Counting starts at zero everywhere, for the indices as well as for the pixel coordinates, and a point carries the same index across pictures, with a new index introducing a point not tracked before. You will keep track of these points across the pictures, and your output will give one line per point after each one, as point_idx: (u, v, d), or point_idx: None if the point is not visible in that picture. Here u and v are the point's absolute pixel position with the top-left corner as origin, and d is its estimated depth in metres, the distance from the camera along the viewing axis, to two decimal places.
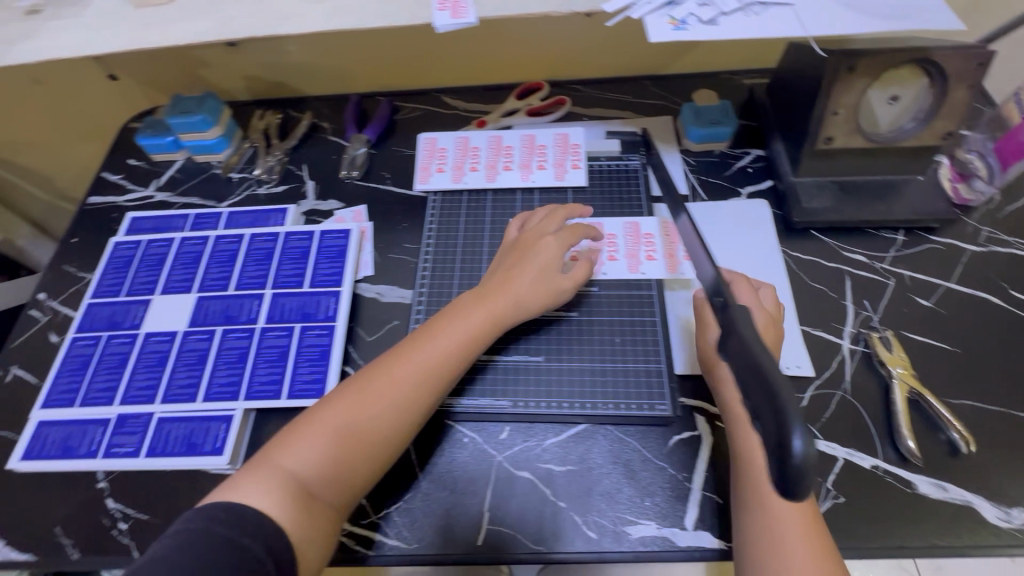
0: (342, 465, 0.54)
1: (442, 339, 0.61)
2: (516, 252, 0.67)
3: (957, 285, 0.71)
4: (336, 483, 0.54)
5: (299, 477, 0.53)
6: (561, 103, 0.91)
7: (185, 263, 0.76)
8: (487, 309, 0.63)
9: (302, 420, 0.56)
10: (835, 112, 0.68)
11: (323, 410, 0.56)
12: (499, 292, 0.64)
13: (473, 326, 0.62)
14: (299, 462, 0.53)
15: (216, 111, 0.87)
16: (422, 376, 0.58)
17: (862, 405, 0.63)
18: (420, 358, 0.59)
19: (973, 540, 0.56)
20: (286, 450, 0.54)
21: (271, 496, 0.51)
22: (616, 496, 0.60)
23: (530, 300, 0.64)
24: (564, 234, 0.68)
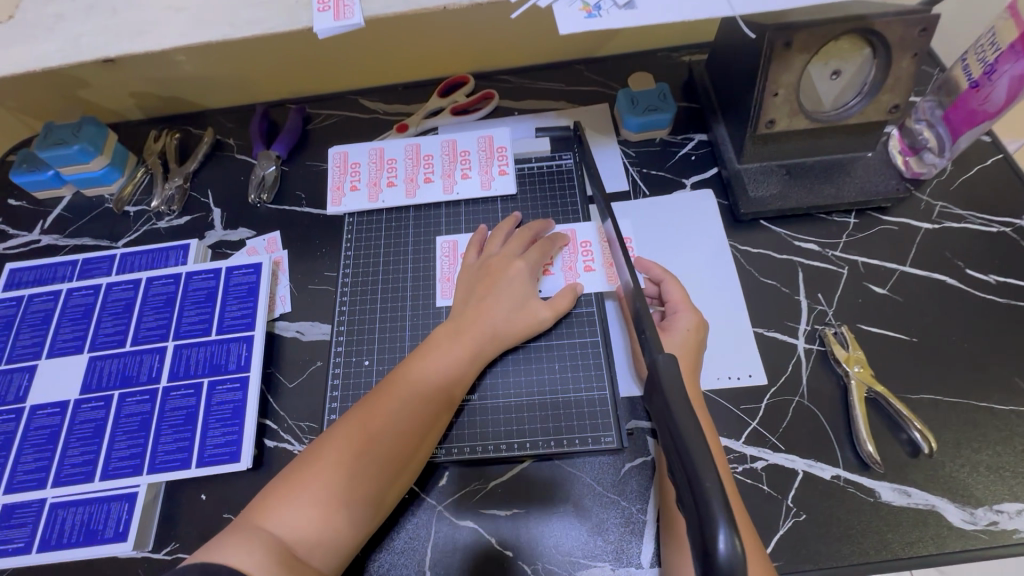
0: (337, 521, 0.49)
1: (425, 381, 0.56)
2: (487, 278, 0.63)
3: (913, 268, 0.67)
4: (330, 541, 0.48)
5: (283, 540, 0.47)
6: (488, 97, 0.83)
7: (74, 319, 0.68)
8: (466, 341, 0.59)
9: (285, 473, 0.50)
10: (775, 94, 0.62)
11: (310, 459, 0.51)
12: (473, 328, 0.60)
13: (455, 360, 0.58)
14: (284, 522, 0.48)
15: (97, 138, 0.77)
16: (407, 417, 0.54)
17: (820, 410, 0.60)
18: (403, 398, 0.55)
19: (938, 547, 0.53)
20: (274, 508, 0.48)
21: (257, 556, 0.45)
22: (564, 538, 0.56)
23: (509, 328, 0.61)
24: (532, 255, 0.65)
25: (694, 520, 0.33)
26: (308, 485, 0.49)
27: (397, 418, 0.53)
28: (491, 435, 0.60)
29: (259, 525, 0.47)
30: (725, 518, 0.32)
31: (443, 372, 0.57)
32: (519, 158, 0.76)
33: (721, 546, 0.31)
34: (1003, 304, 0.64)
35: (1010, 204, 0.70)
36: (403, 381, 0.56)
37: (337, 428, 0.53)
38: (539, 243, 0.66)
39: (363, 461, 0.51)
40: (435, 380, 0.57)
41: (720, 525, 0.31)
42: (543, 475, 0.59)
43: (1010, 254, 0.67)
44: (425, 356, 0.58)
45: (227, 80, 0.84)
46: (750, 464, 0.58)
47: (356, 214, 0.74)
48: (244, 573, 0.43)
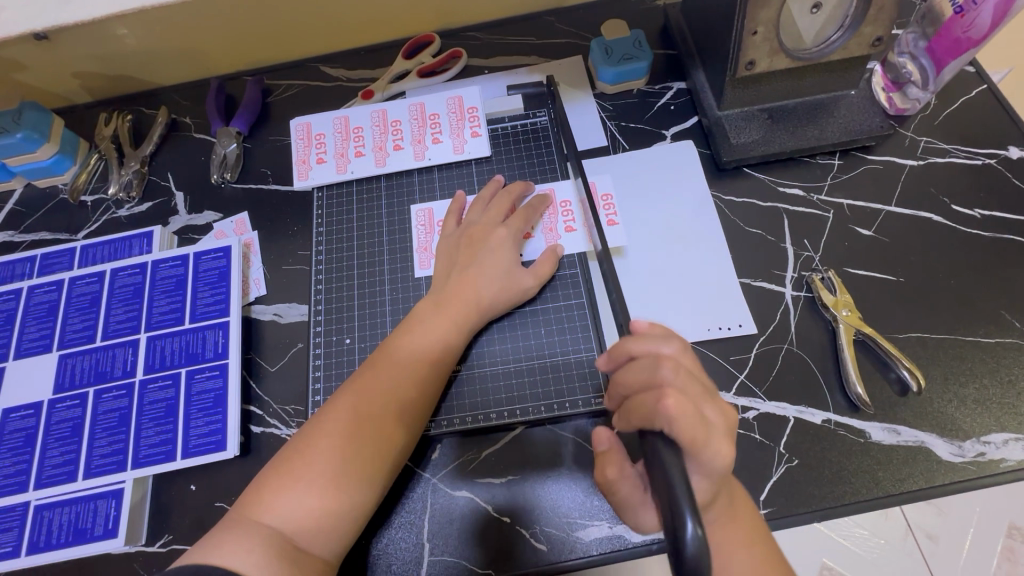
0: (338, 509, 0.48)
1: (411, 358, 0.55)
2: (468, 248, 0.61)
3: (899, 207, 0.66)
4: (332, 530, 0.48)
5: (281, 534, 0.46)
6: (457, 55, 0.79)
7: (39, 317, 0.65)
8: (451, 315, 0.57)
9: (278, 465, 0.49)
10: (754, 32, 0.58)
11: (302, 451, 0.49)
12: (457, 299, 0.58)
13: (441, 334, 0.57)
14: (282, 514, 0.47)
15: (41, 123, 0.72)
16: (398, 397, 0.53)
17: (810, 357, 0.59)
18: (391, 379, 0.53)
19: (928, 482, 0.54)
20: (270, 501, 0.47)
21: (254, 553, 0.44)
22: (562, 502, 0.56)
23: (495, 299, 0.59)
24: (513, 221, 0.63)
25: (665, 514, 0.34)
26: (304, 476, 0.48)
27: (388, 399, 0.52)
28: (484, 406, 0.59)
29: (255, 519, 0.46)
30: (690, 505, 0.32)
31: (429, 348, 0.56)
32: (491, 118, 0.73)
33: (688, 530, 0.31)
34: (989, 237, 0.63)
35: (995, 134, 0.69)
36: (389, 360, 0.55)
37: (326, 417, 0.51)
38: (519, 210, 0.64)
39: (357, 444, 0.50)
40: (422, 358, 0.55)
41: (688, 514, 0.32)
42: (535, 439, 0.58)
43: (996, 186, 0.66)
44: (409, 333, 0.57)
45: (175, 52, 0.78)
46: (742, 415, 0.58)
47: (324, 188, 0.71)
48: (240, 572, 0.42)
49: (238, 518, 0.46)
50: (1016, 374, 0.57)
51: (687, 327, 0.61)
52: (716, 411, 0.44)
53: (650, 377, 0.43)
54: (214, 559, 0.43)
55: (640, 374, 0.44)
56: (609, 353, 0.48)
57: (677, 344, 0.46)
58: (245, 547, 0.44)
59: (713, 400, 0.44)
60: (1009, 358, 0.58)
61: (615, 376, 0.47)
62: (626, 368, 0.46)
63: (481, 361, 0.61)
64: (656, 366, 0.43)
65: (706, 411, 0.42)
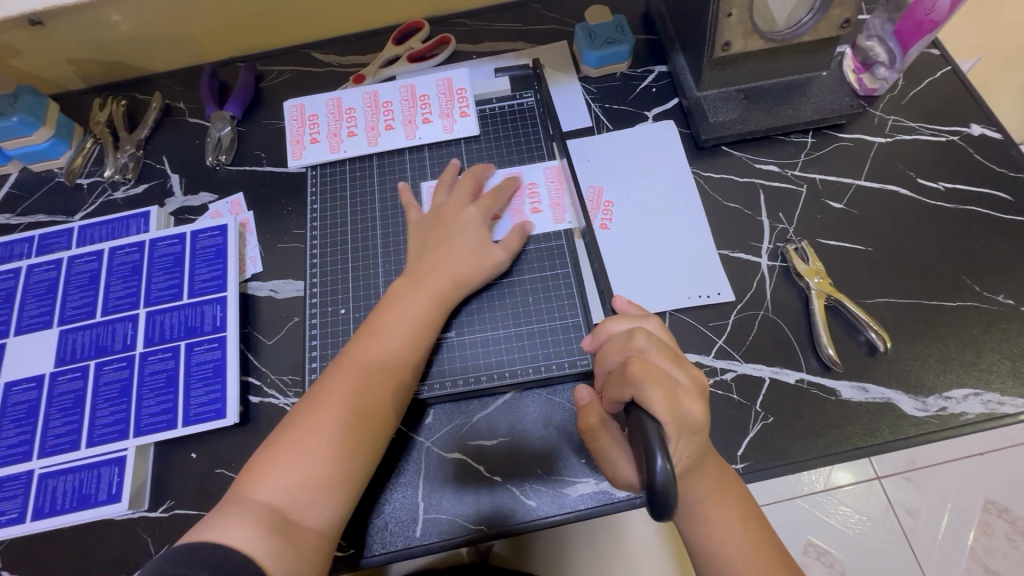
0: (332, 483, 0.50)
1: (390, 333, 0.57)
2: (440, 227, 0.64)
3: (867, 181, 0.69)
4: (326, 502, 0.50)
5: (277, 508, 0.48)
6: (446, 41, 0.81)
7: (38, 295, 0.66)
8: (429, 290, 0.60)
9: (269, 444, 0.51)
10: (729, 14, 0.61)
11: (294, 429, 0.52)
12: (431, 278, 0.60)
13: (419, 309, 0.59)
14: (276, 489, 0.49)
15: (36, 107, 0.73)
16: (379, 370, 0.55)
17: (784, 321, 0.63)
18: (373, 354, 0.56)
19: (893, 435, 0.57)
20: (264, 478, 0.49)
21: (248, 529, 0.46)
22: (549, 461, 0.58)
23: (469, 275, 0.61)
24: (482, 203, 0.65)
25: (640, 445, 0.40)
26: (296, 453, 0.50)
27: (371, 372, 0.55)
28: (470, 371, 0.61)
29: (250, 497, 0.48)
30: (660, 444, 0.38)
31: (407, 322, 0.58)
32: (479, 100, 0.75)
33: (660, 464, 0.37)
34: (951, 208, 0.67)
35: (958, 113, 0.73)
36: (369, 339, 0.57)
37: (315, 394, 0.54)
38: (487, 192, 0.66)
39: (348, 416, 0.52)
40: (402, 334, 0.57)
41: (658, 452, 0.38)
42: (523, 402, 0.61)
43: (959, 161, 0.70)
44: (387, 311, 0.59)
45: (167, 37, 0.79)
46: (721, 377, 0.61)
47: (317, 167, 0.73)
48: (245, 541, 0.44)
49: (232, 498, 0.48)
50: (976, 335, 0.61)
51: (669, 296, 0.64)
52: (685, 376, 0.47)
53: (626, 349, 0.48)
54: (211, 538, 0.45)
55: (617, 347, 0.49)
56: (593, 332, 0.54)
57: (656, 322, 0.52)
58: (239, 523, 0.46)
59: (682, 364, 0.48)
60: (970, 320, 0.61)
61: (597, 353, 0.52)
62: (607, 344, 0.51)
63: (466, 332, 0.63)
64: (630, 336, 0.49)
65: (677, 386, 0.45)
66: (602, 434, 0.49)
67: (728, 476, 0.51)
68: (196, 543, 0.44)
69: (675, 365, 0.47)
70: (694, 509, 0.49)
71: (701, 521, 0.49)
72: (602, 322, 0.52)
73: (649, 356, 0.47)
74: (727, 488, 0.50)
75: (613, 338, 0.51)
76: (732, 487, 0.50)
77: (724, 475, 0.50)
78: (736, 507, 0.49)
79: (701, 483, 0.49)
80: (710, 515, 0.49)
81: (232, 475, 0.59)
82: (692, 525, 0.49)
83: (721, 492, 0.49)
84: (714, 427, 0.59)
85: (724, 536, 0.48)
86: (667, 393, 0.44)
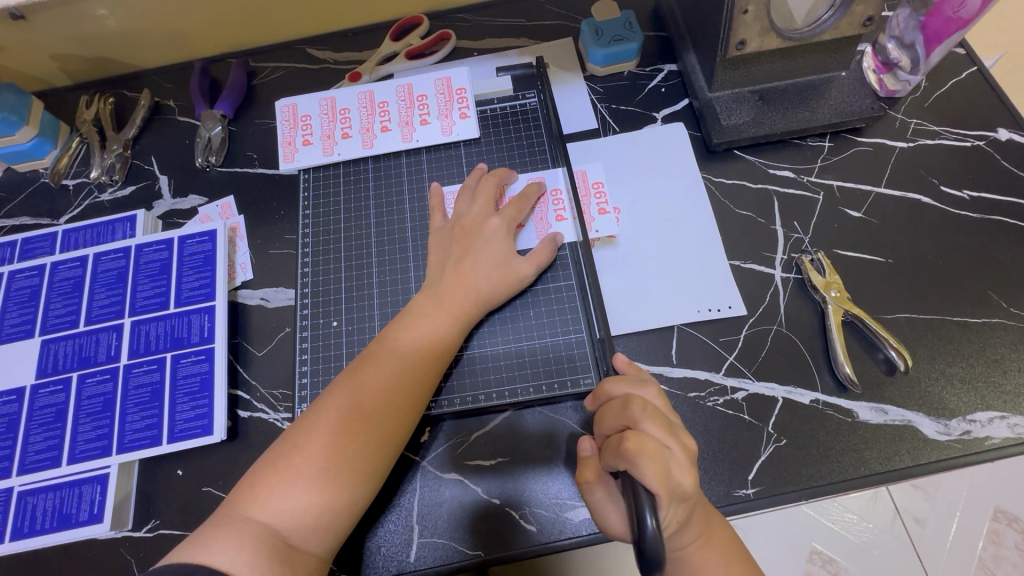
0: (335, 506, 0.47)
1: (409, 352, 0.54)
2: (462, 240, 0.60)
3: (888, 189, 0.66)
4: (327, 527, 0.47)
5: (275, 532, 0.45)
6: (445, 37, 0.77)
7: (20, 302, 0.64)
8: (451, 308, 0.57)
9: (273, 460, 0.48)
10: (745, 11, 0.57)
11: (300, 445, 0.49)
12: (455, 295, 0.57)
13: (442, 327, 0.56)
14: (278, 512, 0.46)
15: (19, 105, 0.70)
16: (398, 392, 0.52)
17: (799, 337, 0.59)
18: (391, 372, 0.53)
19: (913, 460, 0.54)
20: (264, 497, 0.46)
21: (246, 554, 0.43)
22: (551, 484, 0.56)
23: (494, 292, 0.58)
24: (506, 211, 0.62)
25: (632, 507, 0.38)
26: (301, 473, 0.47)
27: (389, 394, 0.52)
28: (481, 389, 0.58)
29: (249, 517, 0.45)
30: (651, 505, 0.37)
31: (428, 341, 0.55)
32: (480, 100, 0.72)
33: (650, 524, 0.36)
34: (977, 219, 0.64)
35: (984, 117, 0.69)
36: (388, 355, 0.54)
37: (322, 409, 0.51)
38: (512, 201, 0.63)
39: (356, 437, 0.49)
40: (422, 353, 0.55)
41: (648, 513, 0.37)
42: (529, 423, 0.58)
43: (985, 168, 0.66)
44: (408, 328, 0.56)
45: (156, 33, 0.76)
46: (732, 396, 0.58)
47: (311, 170, 0.70)
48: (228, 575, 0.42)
49: (230, 515, 0.45)
50: (1002, 354, 0.58)
51: (678, 309, 0.61)
52: (679, 445, 0.44)
53: (622, 418, 0.46)
54: (204, 560, 0.43)
55: (614, 414, 0.46)
56: (593, 392, 0.51)
57: (654, 389, 0.49)
58: (236, 547, 0.43)
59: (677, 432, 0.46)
60: (995, 338, 0.58)
61: (596, 415, 0.49)
62: (604, 407, 0.49)
63: (482, 348, 0.60)
64: (626, 406, 0.46)
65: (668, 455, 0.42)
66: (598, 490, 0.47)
67: (724, 531, 0.48)
68: (188, 565, 0.42)
69: (670, 435, 0.44)
70: (683, 558, 0.47)
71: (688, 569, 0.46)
72: (602, 385, 0.49)
73: (644, 426, 0.44)
74: (715, 535, 0.47)
75: (612, 402, 0.48)
76: (728, 543, 0.48)
77: (711, 518, 0.48)
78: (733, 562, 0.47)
79: (692, 531, 0.46)
80: (698, 564, 0.46)
81: (218, 494, 0.57)
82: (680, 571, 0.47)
83: (710, 539, 0.47)
84: (724, 449, 0.56)
85: None
86: (662, 458, 0.42)
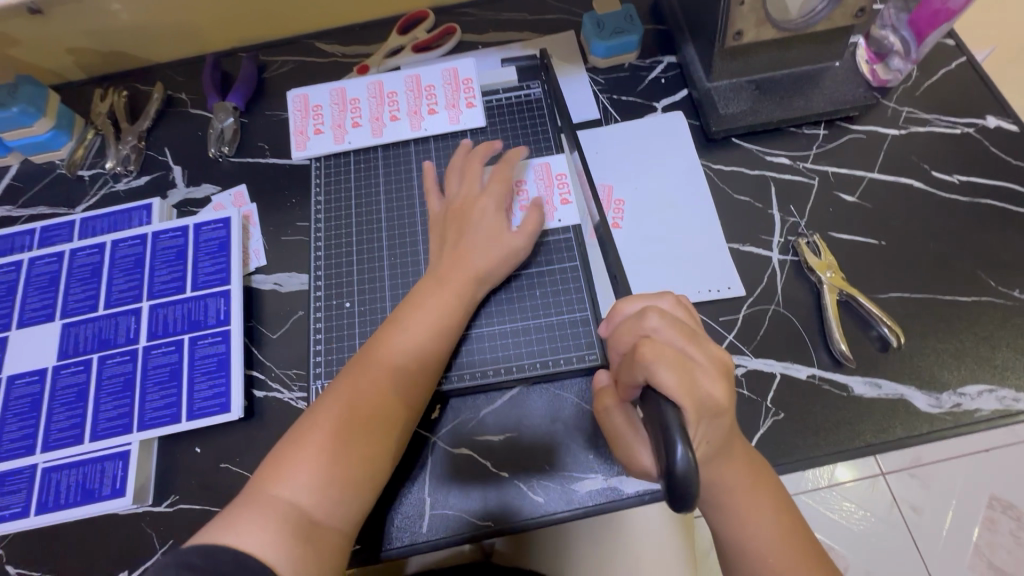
0: (354, 483, 0.49)
1: (415, 331, 0.56)
2: (456, 220, 0.62)
3: (881, 174, 0.68)
4: (349, 503, 0.49)
5: (298, 509, 0.47)
6: (451, 31, 0.80)
7: (40, 288, 0.66)
8: (453, 289, 0.58)
9: (292, 440, 0.50)
10: (742, 2, 0.60)
11: (317, 424, 0.51)
12: (456, 279, 0.59)
13: (445, 308, 0.58)
14: (299, 490, 0.48)
15: (36, 97, 0.72)
16: (408, 371, 0.54)
17: (796, 316, 0.62)
18: (399, 351, 0.55)
19: (906, 431, 0.57)
20: (286, 477, 0.48)
21: (272, 533, 0.45)
22: (559, 458, 0.58)
23: (491, 274, 0.60)
24: (494, 190, 0.63)
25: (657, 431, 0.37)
26: (320, 452, 0.49)
27: (399, 372, 0.54)
28: (490, 365, 0.60)
29: (273, 497, 0.47)
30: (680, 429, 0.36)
31: (427, 322, 0.57)
32: (486, 90, 0.74)
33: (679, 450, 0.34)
34: (966, 203, 0.66)
35: (973, 105, 0.71)
36: (395, 336, 0.56)
37: (337, 389, 0.53)
38: (496, 176, 0.64)
39: (370, 415, 0.52)
40: (429, 332, 0.56)
41: (678, 435, 0.35)
42: (535, 399, 0.60)
43: (975, 154, 0.68)
44: (409, 310, 0.57)
45: (170, 27, 0.78)
46: (731, 372, 0.60)
47: (321, 159, 0.72)
48: (254, 554, 0.43)
49: (254, 495, 0.47)
50: (991, 331, 0.60)
51: (679, 290, 0.63)
52: (704, 357, 0.44)
53: (638, 331, 0.46)
54: (231, 540, 0.44)
55: (629, 328, 0.47)
56: (608, 314, 0.52)
57: (671, 299, 0.51)
58: (262, 526, 0.45)
59: (699, 343, 0.45)
60: (985, 316, 0.60)
61: (612, 335, 0.49)
62: (621, 326, 0.48)
63: (493, 327, 0.62)
64: (642, 317, 0.46)
65: (686, 374, 0.41)
66: (618, 415, 0.48)
67: (756, 471, 0.48)
68: (215, 547, 0.43)
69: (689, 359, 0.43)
70: (725, 501, 0.46)
71: (729, 513, 0.46)
72: (617, 305, 0.50)
73: (661, 336, 0.45)
74: (758, 474, 0.47)
75: (627, 321, 0.49)
76: (760, 482, 0.47)
77: (755, 464, 0.48)
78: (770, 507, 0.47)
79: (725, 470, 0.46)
80: (738, 506, 0.46)
81: (236, 470, 0.59)
82: (721, 515, 0.47)
83: (751, 477, 0.47)
84: None
85: (756, 520, 0.46)
86: (684, 374, 0.41)
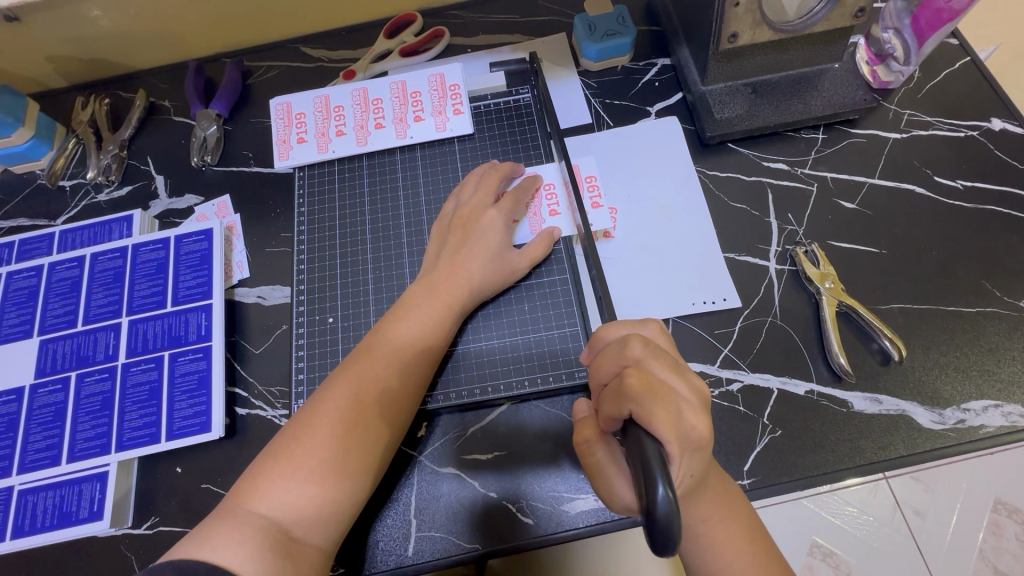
0: (336, 500, 0.48)
1: (405, 343, 0.54)
2: (460, 231, 0.60)
3: (882, 179, 0.66)
4: (329, 519, 0.47)
5: (277, 524, 0.45)
6: (439, 33, 0.77)
7: (18, 303, 0.64)
8: (444, 298, 0.57)
9: (272, 455, 0.48)
10: (737, 4, 0.57)
11: (300, 438, 0.49)
12: (448, 288, 0.57)
13: (434, 318, 0.56)
14: (278, 504, 0.46)
15: (14, 106, 0.70)
16: (394, 385, 0.52)
17: (794, 329, 0.60)
18: (387, 364, 0.53)
19: (908, 449, 0.55)
20: (265, 491, 0.47)
21: (246, 548, 0.43)
22: (548, 477, 0.56)
23: (486, 283, 0.59)
24: (504, 204, 0.61)
25: (638, 468, 0.35)
26: (300, 467, 0.47)
27: (386, 386, 0.52)
28: (480, 381, 0.59)
29: (251, 511, 0.46)
30: (662, 468, 0.34)
31: (421, 333, 0.55)
32: (474, 96, 0.72)
33: (659, 492, 0.33)
34: (971, 209, 0.64)
35: (978, 107, 0.69)
36: (383, 349, 0.54)
37: (320, 403, 0.51)
38: (510, 192, 0.63)
39: (354, 432, 0.50)
40: (418, 344, 0.55)
41: (659, 477, 0.33)
42: (527, 416, 0.58)
43: (979, 158, 0.66)
44: (402, 319, 0.56)
45: (152, 34, 0.76)
46: (727, 387, 0.58)
47: (305, 168, 0.70)
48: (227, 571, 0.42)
49: (231, 509, 0.46)
50: (996, 343, 0.58)
51: (671, 303, 0.61)
52: (686, 386, 0.43)
53: (621, 360, 0.44)
54: (204, 555, 0.43)
55: (612, 356, 0.45)
56: (592, 340, 0.50)
57: (656, 327, 0.49)
58: (237, 540, 0.44)
59: (683, 374, 0.44)
60: (990, 327, 0.58)
61: (594, 363, 0.48)
62: (603, 353, 0.47)
63: (483, 341, 0.60)
64: (625, 345, 0.45)
65: (673, 406, 0.40)
66: (599, 447, 0.46)
67: (730, 501, 0.48)
68: (187, 561, 0.41)
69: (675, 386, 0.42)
70: (698, 531, 0.46)
71: (701, 543, 0.46)
72: (601, 330, 0.48)
73: (646, 366, 0.43)
74: (732, 505, 0.47)
75: (610, 347, 0.47)
76: (731, 512, 0.47)
77: (730, 493, 0.48)
78: (743, 538, 0.46)
79: (700, 502, 0.46)
80: (708, 536, 0.46)
81: (217, 490, 0.57)
82: (693, 544, 0.47)
83: (725, 509, 0.47)
84: (719, 441, 0.56)
85: (730, 554, 0.46)
86: (667, 407, 0.39)
